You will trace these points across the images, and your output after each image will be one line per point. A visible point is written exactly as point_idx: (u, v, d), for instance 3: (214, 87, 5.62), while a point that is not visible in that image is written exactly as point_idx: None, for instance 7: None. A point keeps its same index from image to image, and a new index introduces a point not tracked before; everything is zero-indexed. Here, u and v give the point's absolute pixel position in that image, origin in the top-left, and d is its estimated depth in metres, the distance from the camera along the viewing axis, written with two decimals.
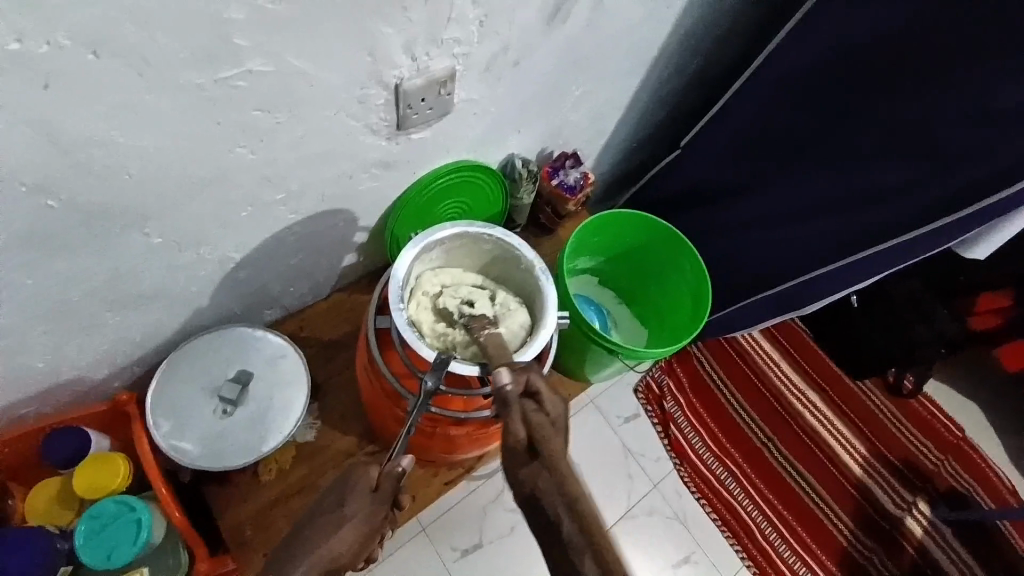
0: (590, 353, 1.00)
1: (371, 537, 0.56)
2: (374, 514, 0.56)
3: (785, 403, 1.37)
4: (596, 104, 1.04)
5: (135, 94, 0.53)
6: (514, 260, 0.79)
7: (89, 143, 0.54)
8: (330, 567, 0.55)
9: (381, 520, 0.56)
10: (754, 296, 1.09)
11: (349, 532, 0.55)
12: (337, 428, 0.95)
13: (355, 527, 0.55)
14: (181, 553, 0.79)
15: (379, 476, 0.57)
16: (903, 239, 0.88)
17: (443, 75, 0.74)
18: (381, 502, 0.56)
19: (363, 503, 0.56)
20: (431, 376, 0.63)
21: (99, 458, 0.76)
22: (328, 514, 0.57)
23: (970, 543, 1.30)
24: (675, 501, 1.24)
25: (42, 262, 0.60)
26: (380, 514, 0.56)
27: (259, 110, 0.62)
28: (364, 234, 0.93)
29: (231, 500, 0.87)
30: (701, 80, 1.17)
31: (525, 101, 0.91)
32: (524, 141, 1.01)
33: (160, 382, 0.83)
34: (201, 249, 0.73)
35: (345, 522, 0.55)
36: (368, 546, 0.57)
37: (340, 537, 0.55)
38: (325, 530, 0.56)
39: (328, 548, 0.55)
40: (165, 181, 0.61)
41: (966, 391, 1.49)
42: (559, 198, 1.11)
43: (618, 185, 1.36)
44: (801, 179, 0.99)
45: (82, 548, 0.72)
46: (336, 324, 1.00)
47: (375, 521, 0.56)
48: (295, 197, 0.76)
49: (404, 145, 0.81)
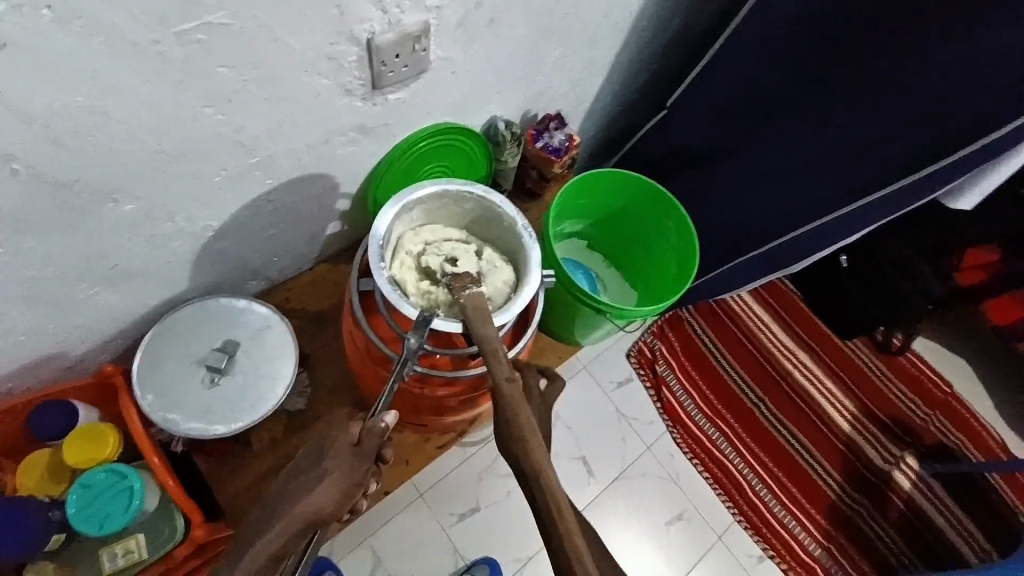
0: (579, 316, 1.00)
1: (354, 491, 0.56)
2: (355, 468, 0.56)
3: (775, 362, 1.39)
4: (578, 63, 1.02)
5: (91, 54, 0.50)
6: (496, 218, 0.78)
7: (47, 107, 0.52)
8: (312, 519, 0.54)
9: (363, 473, 0.56)
10: (742, 258, 1.09)
11: (331, 486, 0.55)
12: (328, 397, 0.95)
13: (337, 481, 0.55)
14: (177, 520, 0.79)
15: (360, 432, 0.58)
16: (883, 193, 0.88)
17: (417, 30, 0.71)
18: (364, 457, 0.57)
19: (344, 458, 0.56)
20: (415, 335, 0.63)
21: (88, 429, 0.77)
22: (307, 472, 0.57)
23: (955, 494, 1.33)
24: (667, 461, 1.26)
25: (12, 235, 0.59)
26: (362, 468, 0.56)
27: (223, 67, 0.59)
28: (347, 202, 0.92)
29: (226, 470, 0.88)
30: (687, 36, 1.14)
31: (504, 59, 0.89)
32: (506, 103, 0.99)
33: (146, 354, 0.83)
34: (177, 219, 0.72)
35: (326, 475, 0.55)
36: (351, 500, 0.56)
37: (321, 490, 0.55)
38: (305, 485, 0.56)
39: (309, 501, 0.54)
40: (132, 147, 0.60)
41: (951, 346, 1.51)
42: (544, 161, 1.09)
43: (605, 149, 1.35)
44: (786, 134, 0.98)
45: (74, 517, 0.72)
46: (324, 295, 1.00)
47: (357, 474, 0.56)
48: (270, 163, 0.74)
49: (380, 107, 0.79)
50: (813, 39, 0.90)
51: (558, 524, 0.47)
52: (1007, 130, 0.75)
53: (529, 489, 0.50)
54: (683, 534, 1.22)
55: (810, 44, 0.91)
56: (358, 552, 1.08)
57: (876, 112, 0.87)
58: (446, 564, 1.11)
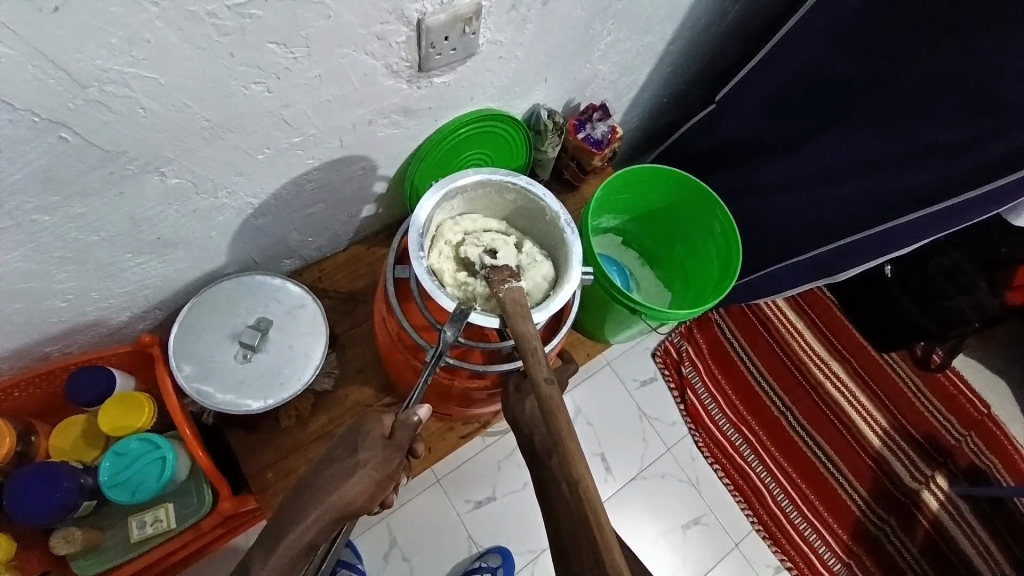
0: (611, 314, 0.98)
1: (385, 483, 0.57)
2: (388, 460, 0.57)
3: (806, 372, 1.34)
4: (629, 51, 0.98)
5: (144, 22, 0.49)
6: (538, 210, 0.76)
7: (99, 75, 0.51)
8: (345, 510, 0.55)
9: (395, 464, 0.57)
10: (784, 262, 1.04)
11: (363, 477, 0.56)
12: (355, 379, 0.95)
13: (370, 472, 0.56)
14: (205, 491, 0.81)
15: (393, 424, 0.58)
16: (957, 200, 0.81)
17: (469, 12, 0.69)
18: (395, 449, 0.57)
19: (378, 450, 0.57)
20: (451, 327, 0.62)
21: (123, 397, 0.77)
22: (338, 462, 0.57)
23: (987, 519, 1.28)
24: (688, 466, 1.24)
25: (58, 201, 0.59)
26: (393, 461, 0.57)
27: (273, 44, 0.58)
28: (384, 185, 0.91)
29: (253, 445, 0.89)
30: (743, 27, 1.09)
31: (553, 43, 0.85)
32: (550, 91, 0.96)
33: (182, 325, 0.84)
34: (218, 193, 0.71)
35: (358, 468, 0.56)
36: (383, 491, 0.57)
37: (355, 480, 0.56)
38: (337, 475, 0.56)
39: (344, 491, 0.55)
40: (177, 119, 0.59)
41: (995, 367, 1.44)
42: (585, 152, 1.06)
43: (646, 141, 1.31)
44: (845, 136, 0.93)
45: (107, 484, 0.73)
46: (355, 277, 1.00)
47: (389, 466, 0.57)
48: (312, 142, 0.73)
49: (424, 89, 0.77)
50: (885, 36, 0.84)
51: (593, 532, 0.48)
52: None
53: (566, 496, 0.51)
54: (700, 540, 1.19)
55: (882, 39, 0.85)
56: (373, 530, 1.09)
57: (949, 118, 0.81)
58: (460, 549, 1.11)
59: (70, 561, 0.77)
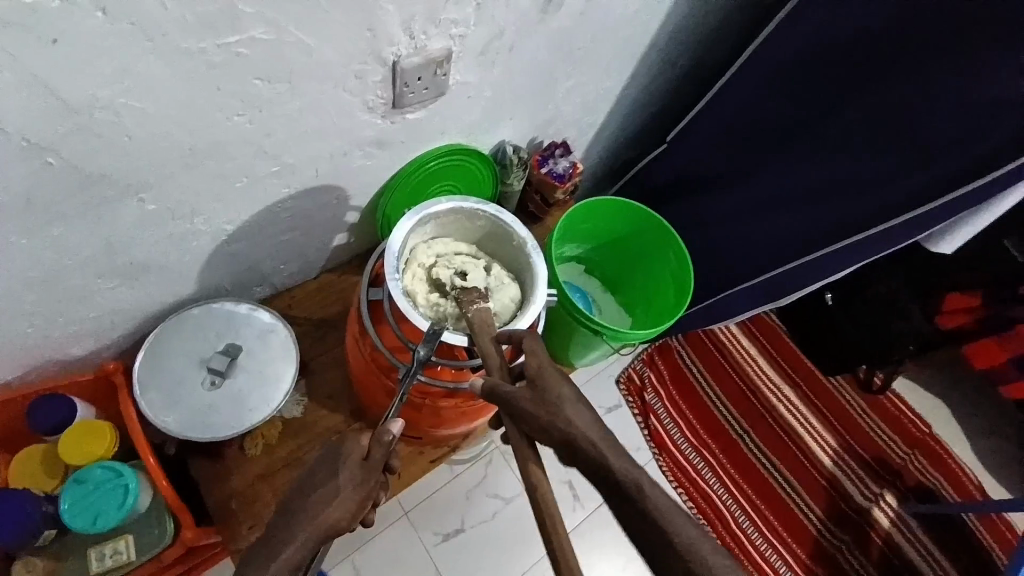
0: (576, 337, 1.02)
1: (365, 502, 0.59)
2: (367, 481, 0.58)
3: (760, 396, 1.42)
4: (585, 93, 1.07)
5: (138, 55, 0.52)
6: (506, 236, 0.81)
7: (90, 103, 0.53)
8: (330, 531, 0.56)
9: (372, 484, 0.59)
10: (732, 289, 1.12)
11: (345, 499, 0.57)
12: (325, 405, 0.96)
13: (348, 494, 0.57)
14: (166, 523, 0.77)
15: (369, 444, 0.60)
16: (885, 227, 0.90)
17: (441, 56, 0.75)
18: (372, 470, 0.59)
19: (354, 474, 0.58)
20: (425, 346, 0.66)
21: (87, 425, 0.76)
22: (321, 485, 0.58)
23: (935, 534, 1.35)
24: None
25: (35, 224, 0.60)
26: (371, 482, 0.59)
27: (258, 79, 0.62)
28: (356, 214, 0.95)
29: (217, 475, 0.88)
30: (688, 76, 1.20)
31: (515, 86, 0.93)
32: (514, 128, 1.04)
33: (149, 352, 0.83)
34: (195, 219, 0.73)
35: (340, 490, 0.57)
36: (363, 509, 0.59)
37: (337, 503, 0.57)
38: (320, 498, 0.57)
39: (328, 514, 0.56)
40: (162, 147, 0.62)
41: (930, 386, 1.55)
42: (548, 185, 1.13)
43: (605, 177, 1.40)
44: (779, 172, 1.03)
45: (68, 513, 0.71)
46: (325, 304, 1.02)
47: (369, 486, 0.59)
48: (289, 171, 0.77)
49: (398, 124, 0.82)
50: None
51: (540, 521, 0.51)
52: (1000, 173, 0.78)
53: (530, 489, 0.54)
54: None
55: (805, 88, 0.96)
56: (339, 568, 1.07)
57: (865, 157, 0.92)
58: None
59: None
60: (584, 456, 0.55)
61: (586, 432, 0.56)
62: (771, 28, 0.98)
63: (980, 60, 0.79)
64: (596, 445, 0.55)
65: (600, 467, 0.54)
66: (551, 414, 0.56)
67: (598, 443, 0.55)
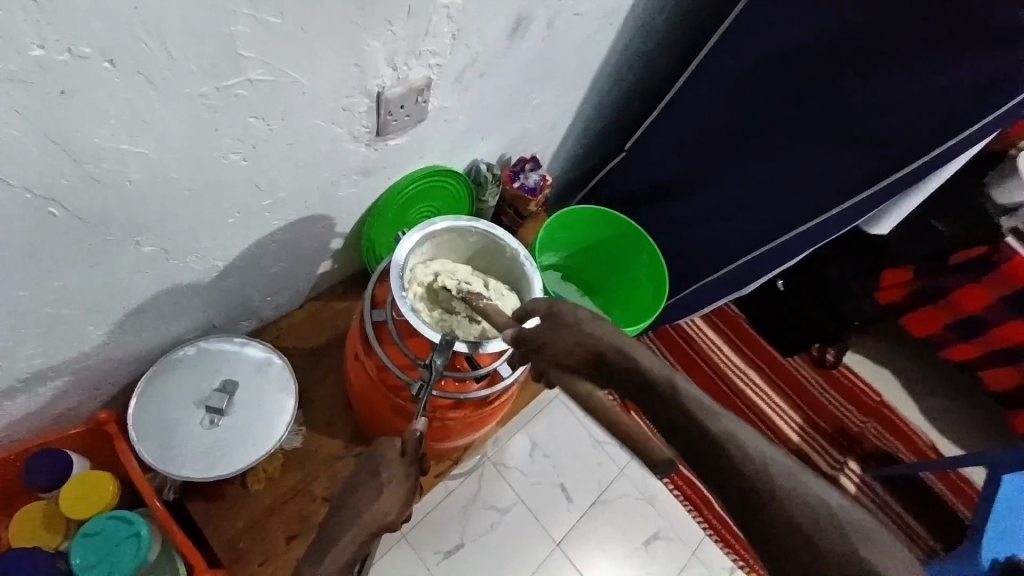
0: None
1: (409, 497, 0.59)
2: (407, 476, 0.59)
3: (730, 384, 1.51)
4: (549, 111, 1.12)
5: (144, 103, 0.53)
6: (499, 249, 0.84)
7: (95, 152, 0.54)
8: (379, 526, 0.57)
9: (415, 478, 0.60)
10: (702, 281, 1.23)
11: (391, 494, 0.58)
12: (325, 433, 0.96)
13: (396, 487, 0.58)
14: (179, 565, 0.76)
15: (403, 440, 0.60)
16: (820, 220, 1.02)
17: (422, 84, 0.79)
18: (410, 464, 0.60)
19: (397, 467, 0.59)
20: (439, 356, 0.68)
21: (87, 476, 0.73)
22: (363, 486, 0.58)
23: (897, 493, 1.47)
24: (643, 483, 1.33)
25: (34, 276, 0.59)
26: (412, 474, 0.60)
27: (254, 118, 0.64)
28: (341, 241, 0.96)
29: (222, 514, 0.86)
30: (641, 89, 1.28)
31: (487, 108, 0.97)
32: (487, 147, 1.08)
33: (143, 397, 0.82)
34: (189, 259, 0.73)
35: (383, 487, 0.58)
36: (408, 505, 0.60)
37: (382, 500, 0.57)
38: (365, 498, 0.58)
39: (375, 510, 0.57)
40: (162, 191, 0.62)
41: (879, 357, 1.69)
42: (522, 199, 1.18)
43: (570, 187, 1.46)
44: (733, 172, 1.12)
45: (81, 568, 0.69)
46: (315, 332, 1.02)
47: (410, 481, 0.59)
48: (280, 204, 0.78)
49: (382, 151, 0.85)
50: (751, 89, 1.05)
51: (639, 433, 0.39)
52: (913, 169, 0.90)
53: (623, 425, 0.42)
54: (664, 553, 1.28)
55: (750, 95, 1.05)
56: None
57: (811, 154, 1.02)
58: None
59: None
60: (611, 365, 0.48)
61: (616, 341, 0.49)
62: (717, 37, 1.03)
63: (902, 64, 0.88)
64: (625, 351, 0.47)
65: (626, 370, 0.46)
66: (571, 331, 0.52)
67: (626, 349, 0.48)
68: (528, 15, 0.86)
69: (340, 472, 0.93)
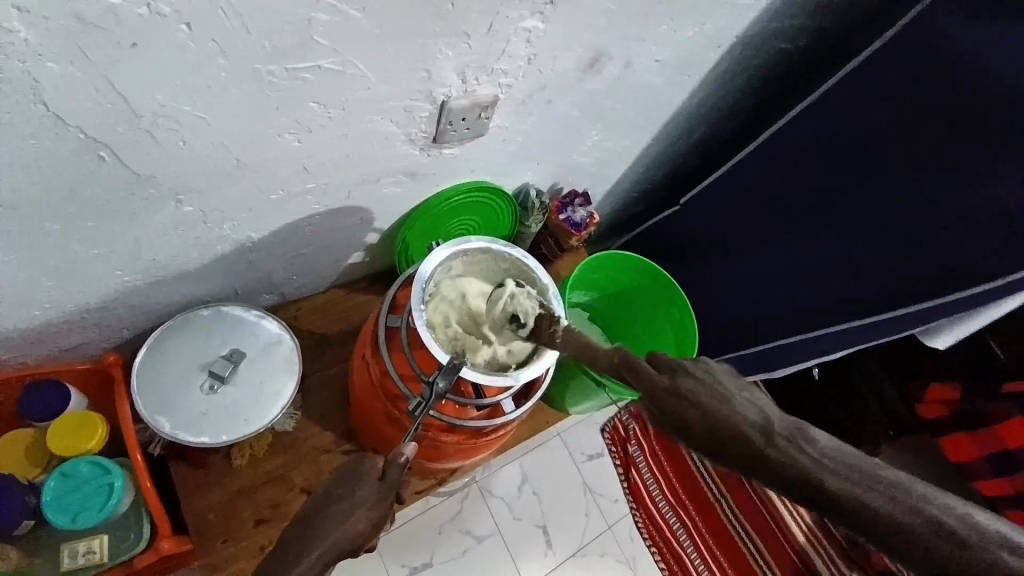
0: (574, 385, 1.03)
1: (380, 523, 0.58)
2: (382, 499, 0.58)
3: None
4: (608, 150, 1.10)
5: (211, 70, 0.54)
6: (528, 281, 0.82)
7: (154, 108, 0.55)
8: (343, 547, 0.55)
9: (390, 501, 0.59)
10: (730, 353, 1.17)
11: (361, 516, 0.56)
12: (317, 423, 0.95)
13: (367, 510, 0.57)
14: (144, 526, 0.76)
15: (386, 462, 0.60)
16: (892, 314, 0.92)
17: (487, 101, 0.78)
18: (389, 488, 0.58)
19: (372, 490, 0.58)
20: (442, 378, 0.67)
21: (78, 416, 0.74)
22: (338, 501, 0.57)
23: None
24: (626, 544, 1.29)
25: (72, 214, 0.60)
26: (388, 498, 0.59)
27: (315, 103, 0.64)
28: (376, 236, 0.96)
29: (200, 482, 0.86)
30: (708, 146, 1.25)
31: (547, 136, 0.96)
32: (539, 174, 1.07)
33: (153, 349, 0.83)
34: (224, 225, 0.74)
35: (356, 507, 0.56)
36: (377, 530, 0.58)
37: (352, 521, 0.56)
38: (337, 514, 0.56)
39: (343, 529, 0.55)
40: (210, 156, 0.63)
41: None
42: (564, 231, 1.16)
43: (616, 229, 1.43)
44: (786, 250, 1.07)
45: (47, 505, 0.70)
46: (332, 319, 1.02)
47: (384, 504, 0.58)
48: (323, 190, 0.78)
49: (434, 158, 0.85)
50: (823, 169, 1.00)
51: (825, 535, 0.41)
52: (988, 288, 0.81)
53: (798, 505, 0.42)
54: None
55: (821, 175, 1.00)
56: None
57: None
58: None
59: None
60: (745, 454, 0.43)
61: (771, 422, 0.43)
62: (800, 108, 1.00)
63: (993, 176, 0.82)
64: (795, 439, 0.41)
65: (773, 471, 0.41)
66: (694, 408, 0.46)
67: (798, 432, 0.42)
68: (605, 53, 0.84)
69: (323, 467, 0.92)
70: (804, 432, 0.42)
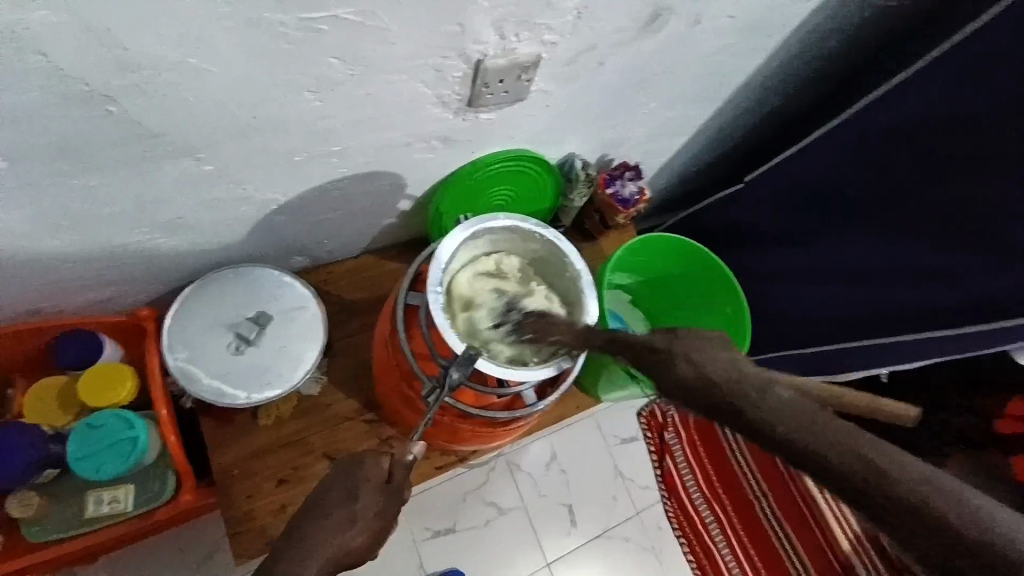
0: (606, 374, 0.98)
1: (381, 530, 0.59)
2: (386, 503, 0.59)
3: (789, 463, 1.32)
4: (668, 119, 0.99)
5: (215, 19, 0.50)
6: (560, 265, 0.76)
7: (161, 60, 0.51)
8: (343, 560, 0.57)
9: (395, 504, 0.60)
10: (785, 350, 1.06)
11: (361, 525, 0.57)
12: (340, 390, 0.94)
13: (367, 519, 0.58)
14: (167, 479, 0.80)
15: (390, 465, 0.60)
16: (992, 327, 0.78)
17: (526, 61, 0.70)
18: (392, 492, 0.59)
19: (375, 498, 0.59)
20: (457, 370, 0.64)
21: (103, 371, 0.78)
22: (338, 508, 0.58)
23: None
24: (652, 534, 1.21)
25: (89, 166, 0.59)
26: (393, 502, 0.59)
27: (334, 58, 0.59)
28: (409, 203, 0.92)
29: (226, 438, 0.88)
30: (786, 118, 1.10)
31: (596, 102, 0.87)
32: (587, 143, 0.98)
33: (182, 307, 0.84)
34: (247, 186, 0.72)
35: (355, 517, 0.57)
36: (380, 536, 0.60)
37: (352, 532, 0.57)
38: (337, 524, 0.57)
39: (343, 540, 0.56)
40: (227, 113, 0.60)
41: None
42: (610, 208, 1.07)
43: (673, 206, 1.31)
44: (863, 242, 0.94)
45: (75, 455, 0.75)
46: (364, 285, 1.00)
47: (387, 508, 0.59)
48: (349, 153, 0.74)
49: (469, 123, 0.78)
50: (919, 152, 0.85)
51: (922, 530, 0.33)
52: None
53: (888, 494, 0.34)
54: None
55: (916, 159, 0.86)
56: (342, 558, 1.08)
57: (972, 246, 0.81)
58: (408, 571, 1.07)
59: (24, 525, 0.77)
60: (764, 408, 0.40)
61: (939, 492, 0.33)
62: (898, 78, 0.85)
63: None
64: (761, 395, 0.40)
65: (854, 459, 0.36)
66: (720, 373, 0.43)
67: (765, 388, 0.41)
68: (667, 8, 0.73)
69: (345, 433, 0.92)
70: (771, 388, 0.40)
